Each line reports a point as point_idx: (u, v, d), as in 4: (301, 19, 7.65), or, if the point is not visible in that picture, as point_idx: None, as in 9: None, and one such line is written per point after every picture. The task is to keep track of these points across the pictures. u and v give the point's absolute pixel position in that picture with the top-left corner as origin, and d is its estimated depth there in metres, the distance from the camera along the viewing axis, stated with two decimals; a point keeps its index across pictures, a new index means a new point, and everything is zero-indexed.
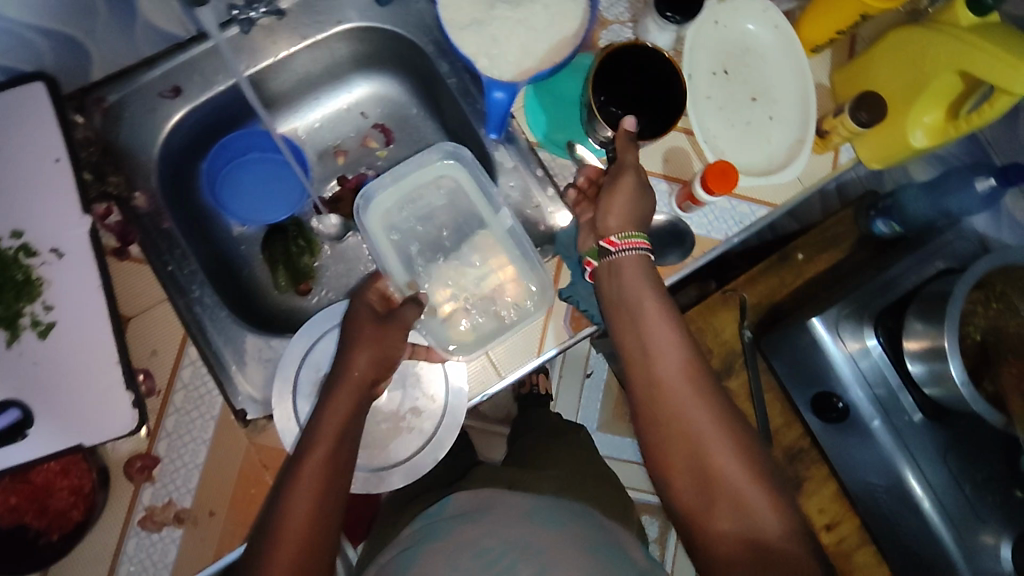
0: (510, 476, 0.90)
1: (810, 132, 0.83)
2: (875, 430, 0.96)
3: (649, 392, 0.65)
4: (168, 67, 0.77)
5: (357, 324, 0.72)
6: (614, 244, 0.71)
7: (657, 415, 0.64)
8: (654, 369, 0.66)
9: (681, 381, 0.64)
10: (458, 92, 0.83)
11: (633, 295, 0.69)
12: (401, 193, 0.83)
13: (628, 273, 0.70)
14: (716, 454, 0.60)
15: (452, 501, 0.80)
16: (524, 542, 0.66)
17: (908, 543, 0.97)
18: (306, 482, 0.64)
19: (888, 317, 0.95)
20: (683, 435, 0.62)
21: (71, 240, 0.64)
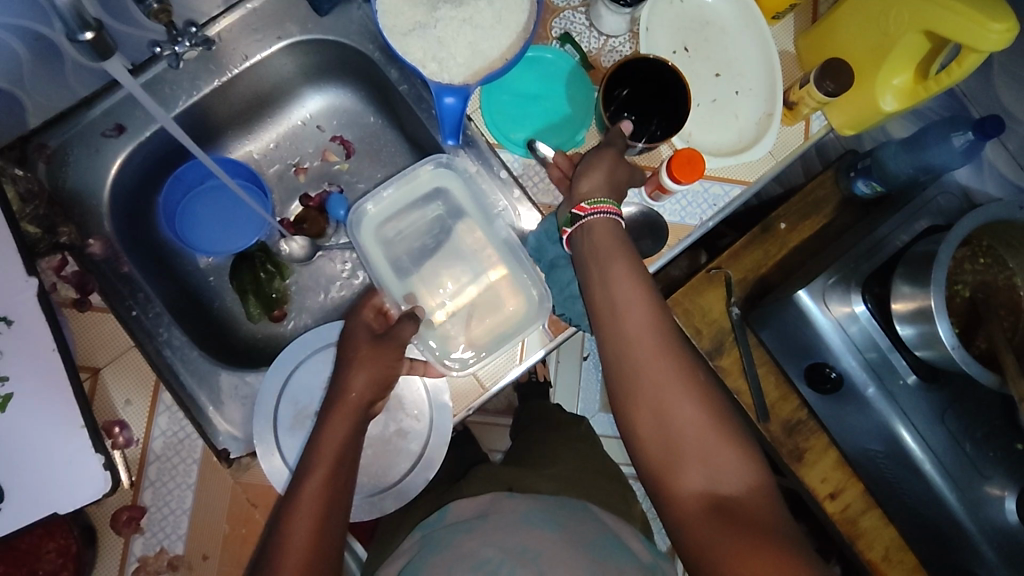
0: (507, 475, 0.87)
1: (779, 105, 0.80)
2: (871, 397, 0.95)
3: (629, 377, 0.62)
4: (107, 105, 0.74)
5: (350, 345, 0.71)
6: (586, 208, 0.68)
7: (635, 399, 0.61)
8: (632, 357, 0.62)
9: (669, 372, 0.61)
10: (411, 99, 0.80)
11: (603, 298, 0.64)
12: (394, 203, 0.82)
13: (599, 241, 0.66)
14: (681, 416, 0.59)
15: (451, 508, 0.77)
16: (520, 546, 0.65)
17: (912, 505, 0.98)
18: (300, 511, 0.61)
19: (875, 283, 0.92)
20: (660, 417, 0.60)
21: (19, 304, 0.62)
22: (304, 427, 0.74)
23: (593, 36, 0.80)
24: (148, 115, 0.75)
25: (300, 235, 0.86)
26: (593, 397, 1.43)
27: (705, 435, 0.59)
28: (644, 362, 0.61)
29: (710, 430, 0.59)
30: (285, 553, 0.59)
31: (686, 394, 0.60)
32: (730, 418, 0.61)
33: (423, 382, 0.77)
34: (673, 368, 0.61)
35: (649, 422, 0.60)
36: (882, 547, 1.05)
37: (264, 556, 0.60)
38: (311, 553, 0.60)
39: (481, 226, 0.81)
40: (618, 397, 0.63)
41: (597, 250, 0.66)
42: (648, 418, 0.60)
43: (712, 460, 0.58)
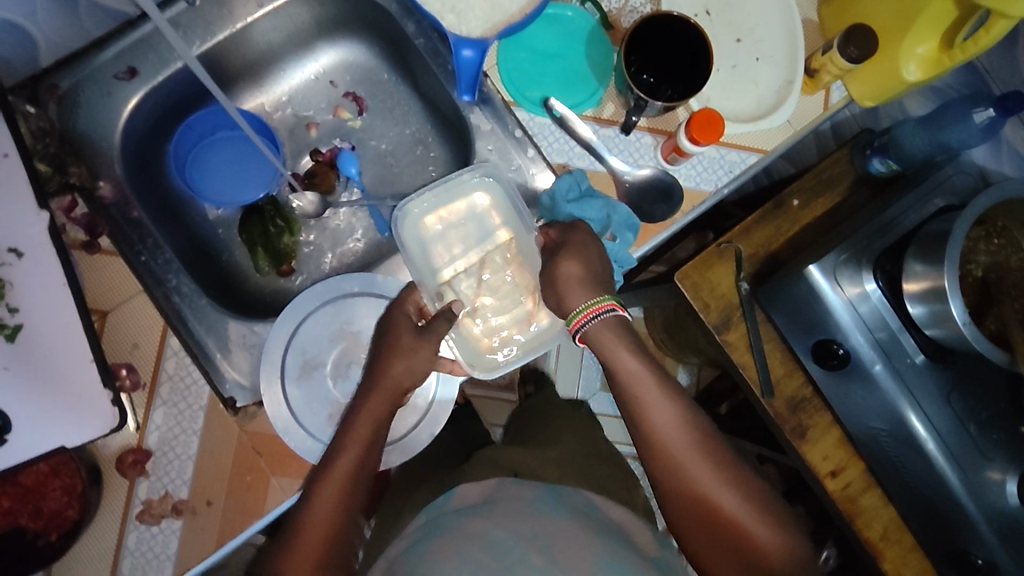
0: (509, 457, 0.85)
1: (799, 72, 0.79)
2: (877, 373, 0.95)
3: (664, 462, 0.66)
4: (119, 46, 0.73)
5: (390, 329, 0.70)
6: (585, 316, 0.68)
7: (673, 482, 0.66)
8: (659, 433, 0.67)
9: (697, 449, 0.66)
10: (426, 53, 0.79)
11: (628, 382, 0.69)
12: (434, 208, 0.77)
13: (605, 340, 0.69)
14: (723, 503, 0.64)
15: (457, 493, 0.75)
16: (524, 532, 0.65)
17: (912, 484, 0.98)
18: (332, 477, 0.63)
19: (887, 260, 0.93)
20: (699, 498, 0.64)
21: (29, 238, 0.61)
22: (312, 379, 0.74)
23: None
24: (162, 58, 0.74)
25: (310, 190, 0.85)
26: (594, 373, 1.44)
27: (745, 515, 0.63)
28: (676, 445, 0.66)
29: (751, 516, 0.63)
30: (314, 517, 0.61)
31: (716, 477, 0.65)
32: (760, 491, 0.65)
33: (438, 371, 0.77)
34: (695, 439, 0.67)
35: (691, 511, 0.64)
36: (880, 527, 1.05)
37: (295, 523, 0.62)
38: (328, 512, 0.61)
39: (519, 240, 0.77)
40: (651, 459, 0.68)
41: (605, 339, 0.69)
42: (688, 499, 0.65)
43: (753, 542, 0.62)
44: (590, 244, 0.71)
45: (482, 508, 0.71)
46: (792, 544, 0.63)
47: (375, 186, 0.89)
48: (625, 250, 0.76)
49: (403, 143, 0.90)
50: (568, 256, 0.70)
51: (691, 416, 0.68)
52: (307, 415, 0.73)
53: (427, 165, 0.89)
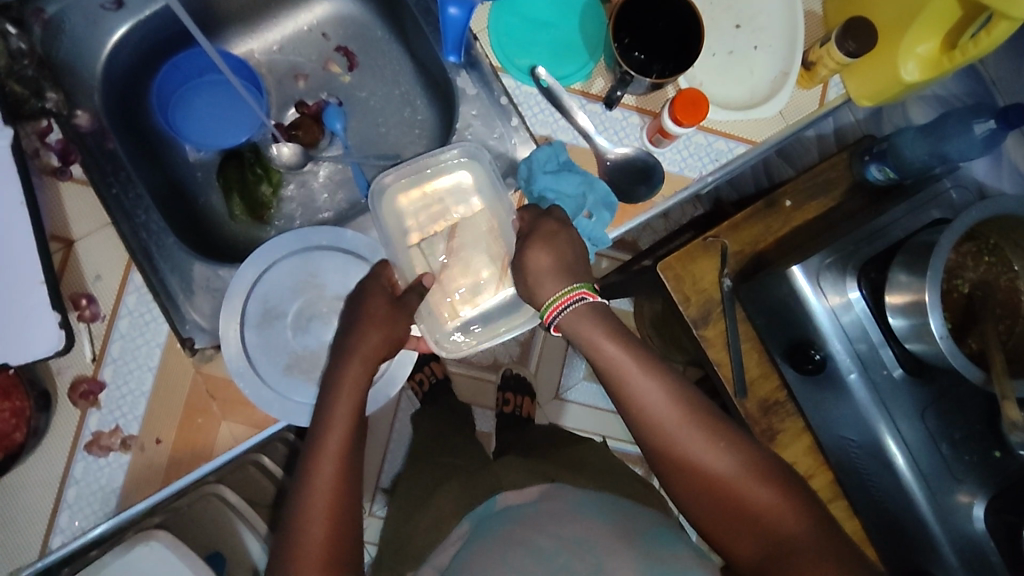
0: (550, 471, 0.87)
1: (796, 65, 0.77)
2: (852, 383, 0.94)
3: (653, 442, 0.67)
4: None
5: (356, 298, 0.70)
6: (555, 309, 0.67)
7: (669, 457, 0.67)
8: (646, 412, 0.67)
9: (686, 424, 0.66)
10: (418, 11, 0.78)
11: (612, 369, 0.68)
12: (416, 183, 0.76)
13: (578, 326, 0.68)
14: (718, 473, 0.65)
15: (499, 499, 0.79)
16: (570, 536, 0.67)
17: (878, 497, 0.97)
18: (325, 454, 0.62)
19: (872, 268, 0.90)
20: (695, 472, 0.66)
21: None
22: (272, 328, 0.74)
23: None
24: None
25: (292, 142, 0.85)
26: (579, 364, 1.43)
27: (740, 481, 0.65)
28: (669, 424, 0.67)
29: (748, 479, 0.65)
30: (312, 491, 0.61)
31: (709, 447, 0.66)
32: (752, 450, 0.67)
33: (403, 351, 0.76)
34: (687, 412, 0.67)
35: (691, 487, 0.66)
36: None
37: (297, 504, 0.61)
38: (309, 488, 0.61)
39: (500, 216, 0.75)
40: (646, 440, 0.68)
41: (581, 333, 0.68)
42: (687, 475, 0.66)
43: (752, 505, 0.64)
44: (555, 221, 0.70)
45: (527, 513, 0.74)
46: (792, 496, 0.64)
47: (360, 144, 0.89)
48: (600, 228, 0.74)
49: (391, 103, 0.89)
50: (537, 244, 0.68)
51: (679, 389, 0.68)
52: (264, 363, 0.73)
53: (412, 126, 0.88)
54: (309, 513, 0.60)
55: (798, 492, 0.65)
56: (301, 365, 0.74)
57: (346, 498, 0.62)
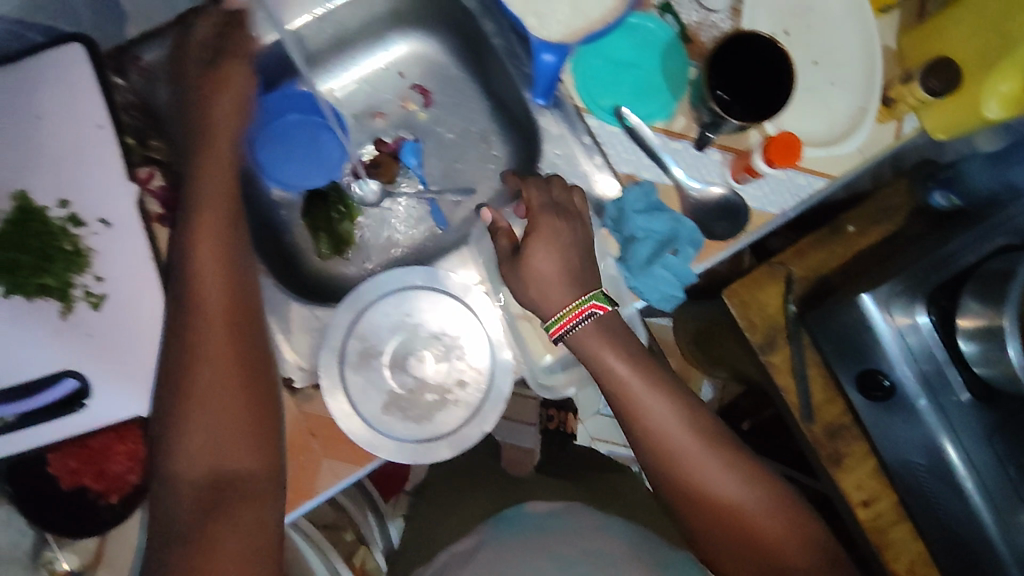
0: (581, 492, 0.96)
1: (874, 101, 0.78)
2: (921, 409, 0.94)
3: (663, 465, 0.71)
4: None
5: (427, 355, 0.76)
6: (565, 323, 0.71)
7: (675, 477, 0.71)
8: (671, 446, 0.71)
9: (705, 455, 0.71)
10: (503, 52, 0.80)
11: (623, 390, 0.72)
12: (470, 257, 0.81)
13: (589, 344, 0.72)
14: (720, 490, 0.70)
15: (528, 505, 0.85)
16: (595, 549, 0.68)
17: (946, 520, 0.97)
18: (213, 336, 0.60)
19: (941, 296, 0.91)
20: (699, 489, 0.70)
21: (119, 210, 0.62)
22: (369, 367, 0.76)
23: (694, 8, 0.78)
24: None
25: (373, 178, 0.87)
26: None
27: (741, 498, 0.70)
28: (675, 443, 0.71)
29: (747, 496, 0.70)
30: (191, 353, 0.60)
31: (716, 465, 0.71)
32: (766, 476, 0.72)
33: (489, 376, 0.77)
34: (695, 435, 0.72)
35: (694, 501, 0.70)
36: (907, 561, 1.04)
37: (172, 362, 0.60)
38: (190, 343, 0.60)
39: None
40: (651, 458, 0.72)
41: (588, 351, 0.72)
42: (690, 493, 0.71)
43: (750, 522, 0.69)
44: (556, 223, 0.73)
45: (549, 522, 0.76)
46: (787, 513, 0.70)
47: (438, 179, 0.90)
48: (683, 265, 0.75)
49: (466, 139, 0.91)
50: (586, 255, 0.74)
51: (688, 412, 0.73)
52: (362, 402, 0.75)
53: (488, 161, 0.90)
54: (195, 373, 0.59)
55: (794, 511, 0.70)
56: (398, 404, 0.76)
57: (245, 355, 0.61)
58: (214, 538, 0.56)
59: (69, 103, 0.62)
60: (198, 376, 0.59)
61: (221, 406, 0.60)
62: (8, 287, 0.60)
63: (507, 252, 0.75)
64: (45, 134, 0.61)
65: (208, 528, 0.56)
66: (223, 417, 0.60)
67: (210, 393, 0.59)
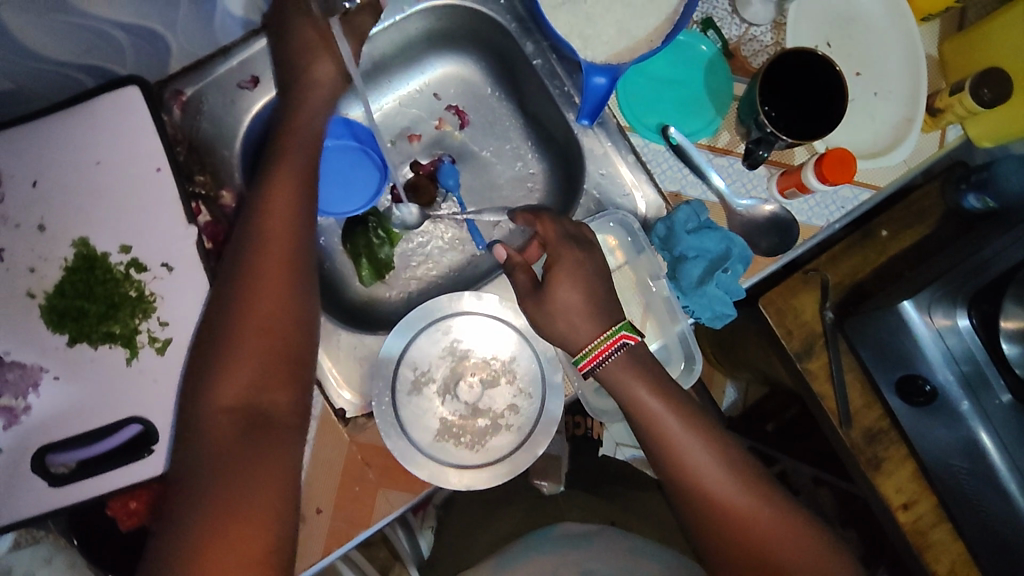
0: (607, 512, 0.94)
1: (920, 112, 0.79)
2: (965, 413, 0.94)
3: (698, 504, 0.69)
4: (244, 56, 0.75)
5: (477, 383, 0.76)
6: (594, 357, 0.70)
7: (712, 518, 0.69)
8: (699, 477, 0.70)
9: (734, 486, 0.69)
10: (544, 73, 0.79)
11: (656, 428, 0.70)
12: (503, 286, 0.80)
13: (621, 378, 0.71)
14: (757, 530, 0.68)
15: (558, 527, 0.83)
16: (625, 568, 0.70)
17: (991, 523, 0.97)
18: (260, 280, 0.59)
19: (983, 300, 0.91)
20: (736, 530, 0.68)
21: (179, 253, 0.62)
22: (421, 395, 0.75)
23: (736, 23, 0.79)
24: None
25: (413, 203, 0.86)
26: None
27: (780, 539, 0.68)
28: (712, 482, 0.69)
29: (785, 536, 0.68)
30: (246, 298, 0.59)
31: (752, 504, 0.69)
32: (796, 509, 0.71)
33: (540, 401, 0.76)
34: (733, 474, 0.70)
35: (732, 543, 0.68)
36: (949, 561, 1.05)
37: (217, 313, 0.59)
38: (247, 288, 0.59)
39: (640, 277, 0.79)
40: (686, 499, 0.70)
41: (619, 383, 0.71)
42: (729, 534, 0.68)
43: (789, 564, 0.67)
44: (578, 253, 0.72)
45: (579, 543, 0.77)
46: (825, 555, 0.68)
47: (474, 200, 0.90)
48: (735, 282, 0.74)
49: (503, 158, 0.90)
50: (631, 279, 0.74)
51: (722, 450, 0.71)
52: (415, 430, 0.74)
53: (525, 180, 0.90)
54: (236, 318, 0.58)
55: (832, 552, 0.69)
56: (450, 431, 0.75)
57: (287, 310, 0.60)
58: (238, 489, 0.55)
59: (127, 146, 0.63)
60: (253, 320, 0.59)
61: (271, 361, 0.59)
62: (73, 335, 0.60)
63: (527, 288, 0.74)
64: (105, 177, 0.62)
65: (231, 480, 0.55)
66: (255, 366, 0.58)
67: (254, 341, 0.58)
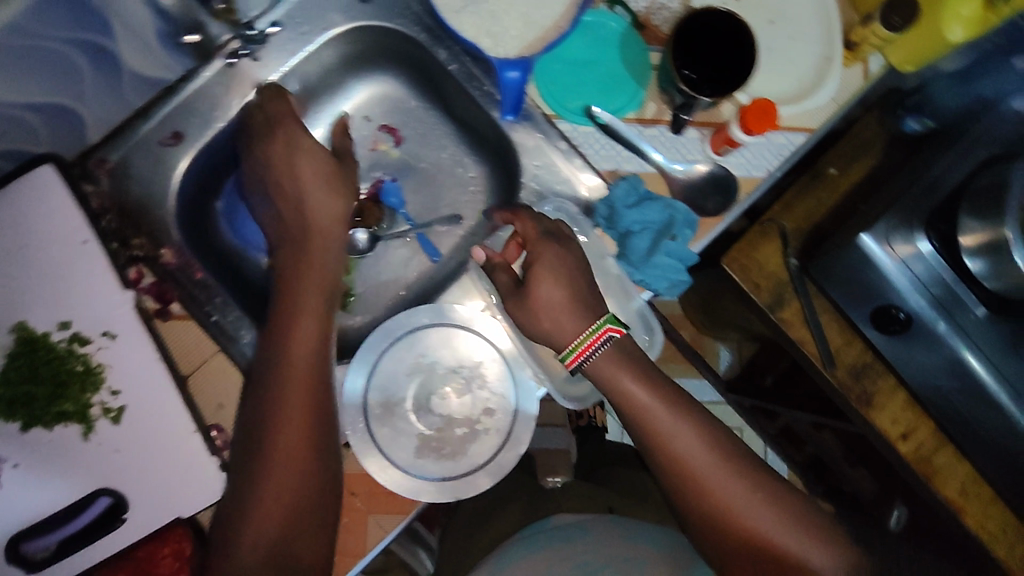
0: (604, 494, 0.95)
1: (837, 48, 0.80)
2: (942, 333, 0.95)
3: (690, 492, 0.68)
4: (162, 115, 0.75)
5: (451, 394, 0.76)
6: (582, 354, 0.71)
7: (703, 506, 0.68)
8: (689, 464, 0.68)
9: (725, 475, 0.68)
10: (461, 78, 0.80)
11: (647, 421, 0.70)
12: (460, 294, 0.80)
13: (607, 369, 0.71)
14: (750, 514, 0.67)
15: (554, 517, 0.85)
16: (620, 554, 0.71)
17: (992, 437, 0.96)
18: (293, 420, 0.62)
19: (939, 220, 0.91)
20: (728, 516, 0.67)
21: (122, 320, 0.63)
22: (394, 416, 0.75)
23: None
24: (204, 120, 0.78)
25: (359, 229, 0.86)
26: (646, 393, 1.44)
27: (773, 525, 0.66)
28: (699, 463, 0.68)
29: (778, 520, 0.67)
30: (273, 437, 0.61)
31: (744, 490, 0.68)
32: None
33: (513, 399, 0.76)
34: (720, 458, 0.69)
35: (725, 529, 0.67)
36: (957, 483, 1.04)
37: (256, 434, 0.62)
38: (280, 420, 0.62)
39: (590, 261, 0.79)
40: (677, 483, 0.69)
41: (603, 375, 0.71)
42: (721, 515, 0.67)
43: (784, 548, 0.65)
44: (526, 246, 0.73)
45: (575, 534, 0.78)
46: (823, 539, 0.67)
47: (420, 213, 0.90)
48: (685, 248, 0.75)
49: (442, 167, 0.91)
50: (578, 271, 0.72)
51: (709, 435, 0.70)
52: (393, 451, 0.74)
53: (469, 186, 0.90)
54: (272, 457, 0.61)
55: (827, 536, 0.67)
56: (430, 446, 0.74)
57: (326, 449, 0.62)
58: None
59: (51, 223, 0.63)
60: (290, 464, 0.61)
61: (306, 501, 0.61)
62: (26, 420, 0.60)
63: (510, 287, 0.74)
64: (34, 257, 0.62)
65: None
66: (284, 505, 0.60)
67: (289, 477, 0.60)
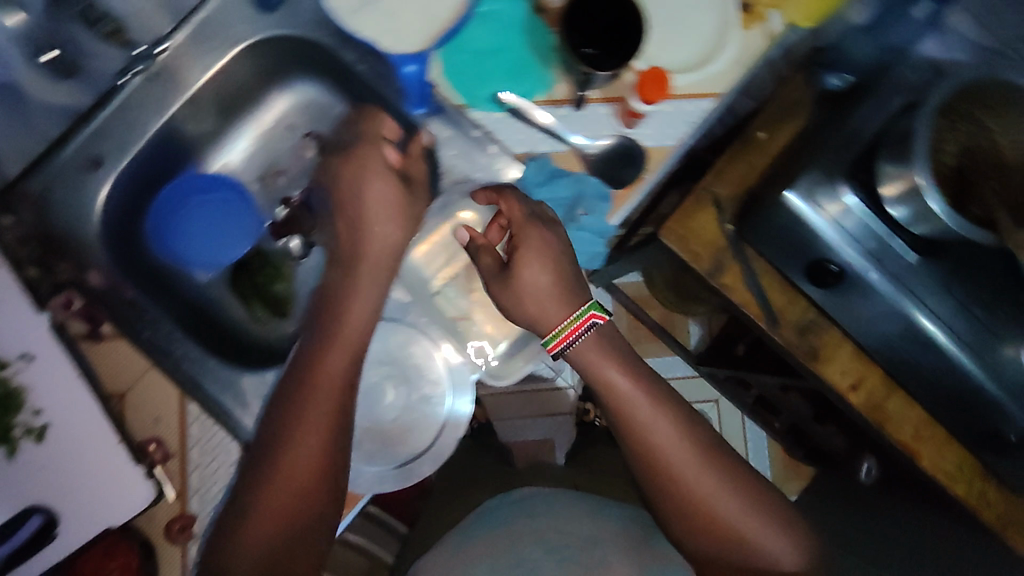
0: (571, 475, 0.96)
1: (733, 11, 0.82)
2: (874, 282, 0.92)
3: (666, 486, 0.67)
4: (80, 140, 0.77)
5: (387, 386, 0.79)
6: (564, 339, 0.71)
7: (676, 499, 0.67)
8: (665, 458, 0.67)
9: (701, 468, 0.67)
10: (371, 77, 0.82)
11: (627, 411, 0.69)
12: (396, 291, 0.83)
13: (591, 358, 0.71)
14: (723, 510, 0.66)
15: (516, 492, 0.87)
16: (581, 533, 0.74)
17: (939, 380, 0.95)
18: (312, 426, 0.64)
19: (861, 170, 0.86)
20: (700, 510, 0.66)
21: (36, 342, 0.68)
22: None
23: None
24: (120, 143, 0.79)
25: (293, 236, 0.90)
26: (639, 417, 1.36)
27: (747, 520, 0.66)
28: (672, 456, 0.67)
29: (751, 516, 0.66)
30: (293, 444, 0.63)
31: (719, 485, 0.66)
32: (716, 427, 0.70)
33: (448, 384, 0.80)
34: (695, 450, 0.68)
35: (696, 522, 0.66)
36: (911, 427, 1.02)
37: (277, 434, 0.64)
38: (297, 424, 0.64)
39: None
40: (644, 472, 0.68)
41: (587, 363, 0.71)
42: (691, 508, 0.66)
43: (753, 541, 0.65)
44: None
45: (535, 508, 0.80)
46: (793, 534, 0.67)
47: None
48: (601, 220, 0.81)
49: None
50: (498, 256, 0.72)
51: (686, 428, 0.69)
52: None
53: None
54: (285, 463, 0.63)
55: (794, 528, 0.67)
56: (371, 438, 0.78)
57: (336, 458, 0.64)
58: None
59: None
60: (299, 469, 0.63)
61: (305, 504, 0.63)
62: None
63: (494, 268, 0.76)
64: None
65: None
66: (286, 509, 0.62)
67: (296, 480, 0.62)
